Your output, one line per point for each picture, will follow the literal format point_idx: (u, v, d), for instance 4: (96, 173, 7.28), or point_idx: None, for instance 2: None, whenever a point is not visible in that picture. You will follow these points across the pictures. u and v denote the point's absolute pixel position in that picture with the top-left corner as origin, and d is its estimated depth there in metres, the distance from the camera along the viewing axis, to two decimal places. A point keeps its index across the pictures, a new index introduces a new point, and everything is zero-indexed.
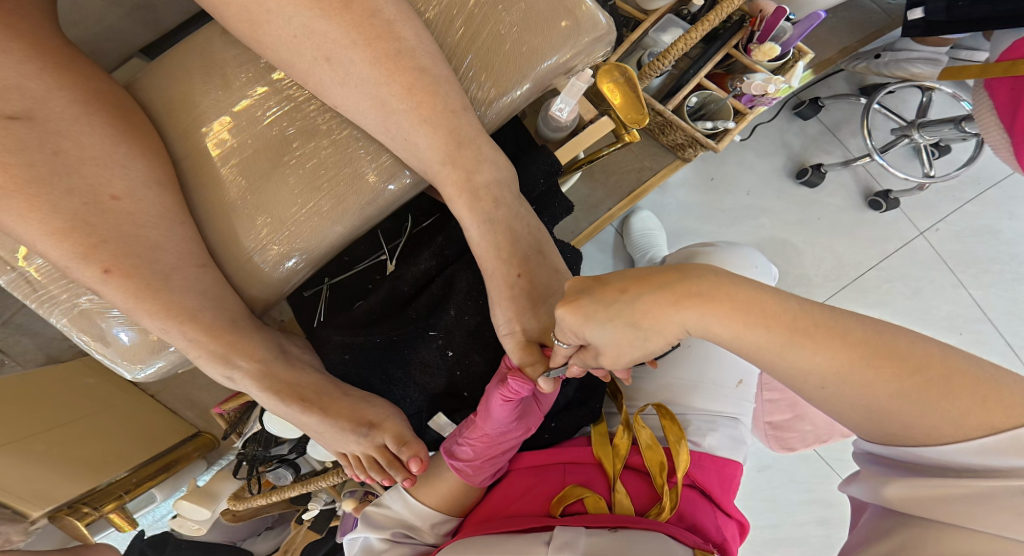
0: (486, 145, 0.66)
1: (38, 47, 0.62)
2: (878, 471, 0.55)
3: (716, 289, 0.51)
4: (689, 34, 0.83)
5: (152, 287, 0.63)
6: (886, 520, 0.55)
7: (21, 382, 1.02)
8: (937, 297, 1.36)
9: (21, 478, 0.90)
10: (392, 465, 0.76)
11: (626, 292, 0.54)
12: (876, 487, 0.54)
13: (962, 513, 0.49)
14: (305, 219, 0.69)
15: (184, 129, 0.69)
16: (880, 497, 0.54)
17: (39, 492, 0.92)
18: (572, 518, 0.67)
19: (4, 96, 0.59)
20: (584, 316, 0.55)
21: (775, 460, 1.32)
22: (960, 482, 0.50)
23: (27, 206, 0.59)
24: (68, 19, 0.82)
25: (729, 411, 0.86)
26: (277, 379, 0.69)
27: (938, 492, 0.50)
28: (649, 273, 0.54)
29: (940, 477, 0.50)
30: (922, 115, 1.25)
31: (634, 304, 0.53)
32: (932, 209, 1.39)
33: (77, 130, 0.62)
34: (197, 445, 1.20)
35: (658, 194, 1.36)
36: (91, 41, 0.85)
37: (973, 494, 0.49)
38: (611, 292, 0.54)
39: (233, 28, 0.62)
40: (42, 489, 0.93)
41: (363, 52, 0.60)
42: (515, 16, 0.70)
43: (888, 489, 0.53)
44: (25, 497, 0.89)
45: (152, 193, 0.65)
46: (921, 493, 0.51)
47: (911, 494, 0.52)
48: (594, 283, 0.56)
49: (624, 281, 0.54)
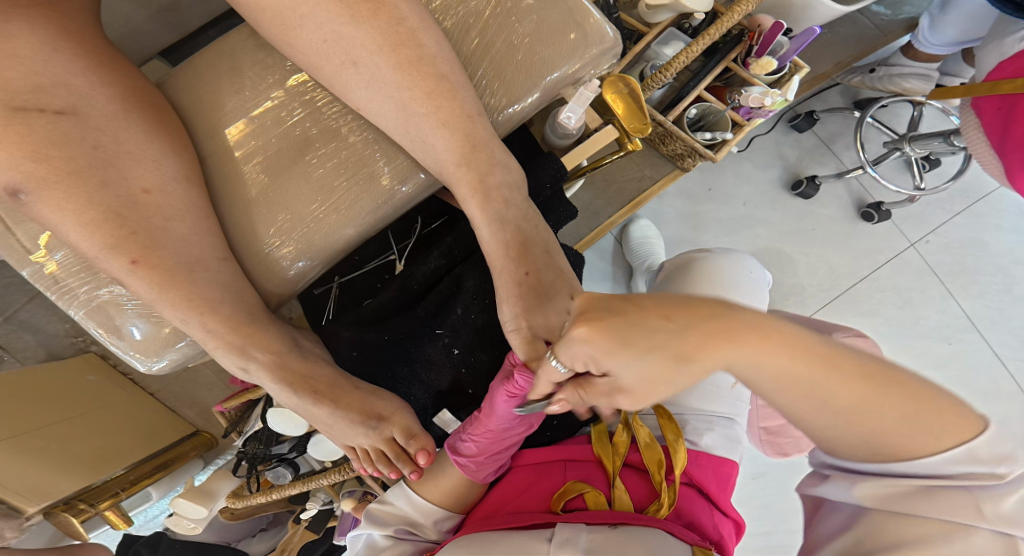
0: (498, 148, 0.69)
1: (81, 46, 0.65)
2: (845, 475, 0.55)
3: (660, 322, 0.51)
4: (690, 47, 0.87)
5: (177, 279, 0.65)
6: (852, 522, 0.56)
7: (22, 379, 1.04)
8: (927, 306, 1.40)
9: (19, 473, 0.91)
10: (400, 458, 0.79)
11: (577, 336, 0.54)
12: (846, 489, 0.55)
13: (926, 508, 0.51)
14: (323, 216, 0.71)
15: (211, 128, 0.72)
16: (844, 494, 0.55)
17: (36, 487, 0.93)
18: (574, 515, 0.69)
19: (52, 92, 0.62)
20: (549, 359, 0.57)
21: (768, 467, 1.35)
22: (925, 484, 0.51)
23: (64, 197, 0.61)
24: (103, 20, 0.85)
25: (724, 412, 0.89)
26: (291, 370, 0.72)
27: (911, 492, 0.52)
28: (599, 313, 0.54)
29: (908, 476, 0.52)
30: (913, 129, 1.30)
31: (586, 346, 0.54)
32: (922, 221, 1.43)
33: (115, 126, 0.65)
34: (195, 443, 1.22)
35: (656, 203, 1.39)
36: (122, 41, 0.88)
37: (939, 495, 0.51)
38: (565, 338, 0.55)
39: (267, 31, 0.65)
40: (38, 485, 0.94)
41: (388, 57, 0.64)
42: (528, 27, 0.73)
43: (859, 490, 0.54)
44: (23, 493, 0.91)
45: (181, 188, 0.67)
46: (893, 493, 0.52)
47: (881, 493, 0.53)
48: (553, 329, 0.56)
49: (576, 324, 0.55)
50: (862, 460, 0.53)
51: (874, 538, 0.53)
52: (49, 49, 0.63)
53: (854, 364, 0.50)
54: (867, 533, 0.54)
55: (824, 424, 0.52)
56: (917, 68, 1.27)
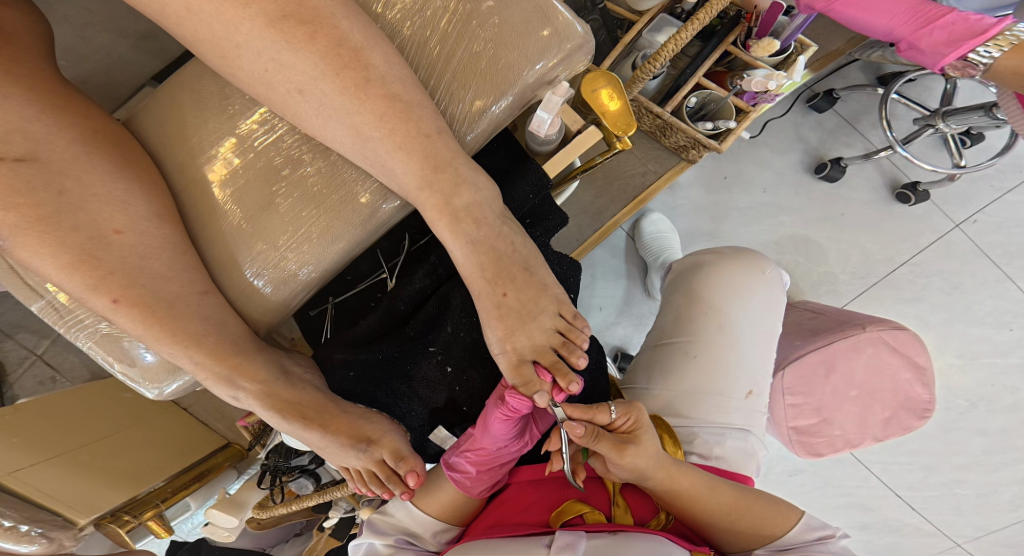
0: (464, 166, 0.67)
1: (35, 91, 0.67)
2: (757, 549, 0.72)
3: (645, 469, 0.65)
4: (679, 33, 0.82)
5: (158, 315, 0.67)
6: None
7: (65, 397, 1.07)
8: (979, 292, 1.29)
9: (67, 488, 0.96)
10: (391, 479, 0.77)
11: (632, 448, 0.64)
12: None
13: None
14: (298, 243, 0.71)
15: (185, 162, 0.73)
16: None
17: (85, 501, 0.97)
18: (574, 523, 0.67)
19: (9, 140, 0.64)
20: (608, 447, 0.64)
21: (806, 465, 1.31)
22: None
23: (40, 244, 0.63)
24: (59, 61, 0.87)
25: (738, 422, 0.82)
26: (279, 398, 0.72)
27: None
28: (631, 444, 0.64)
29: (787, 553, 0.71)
30: (947, 104, 1.18)
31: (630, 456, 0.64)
32: (967, 199, 1.32)
33: (79, 169, 0.66)
34: (228, 454, 1.23)
35: (669, 195, 1.33)
36: (88, 79, 0.90)
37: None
38: (618, 447, 0.64)
39: (210, 63, 0.65)
40: (87, 498, 0.98)
41: (333, 82, 0.63)
42: (488, 32, 0.71)
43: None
44: (74, 505, 0.95)
45: (154, 226, 0.68)
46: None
47: None
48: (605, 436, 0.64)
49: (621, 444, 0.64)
50: (754, 545, 0.72)
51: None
52: (3, 98, 0.64)
53: (730, 489, 0.71)
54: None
55: (730, 534, 0.72)
56: None
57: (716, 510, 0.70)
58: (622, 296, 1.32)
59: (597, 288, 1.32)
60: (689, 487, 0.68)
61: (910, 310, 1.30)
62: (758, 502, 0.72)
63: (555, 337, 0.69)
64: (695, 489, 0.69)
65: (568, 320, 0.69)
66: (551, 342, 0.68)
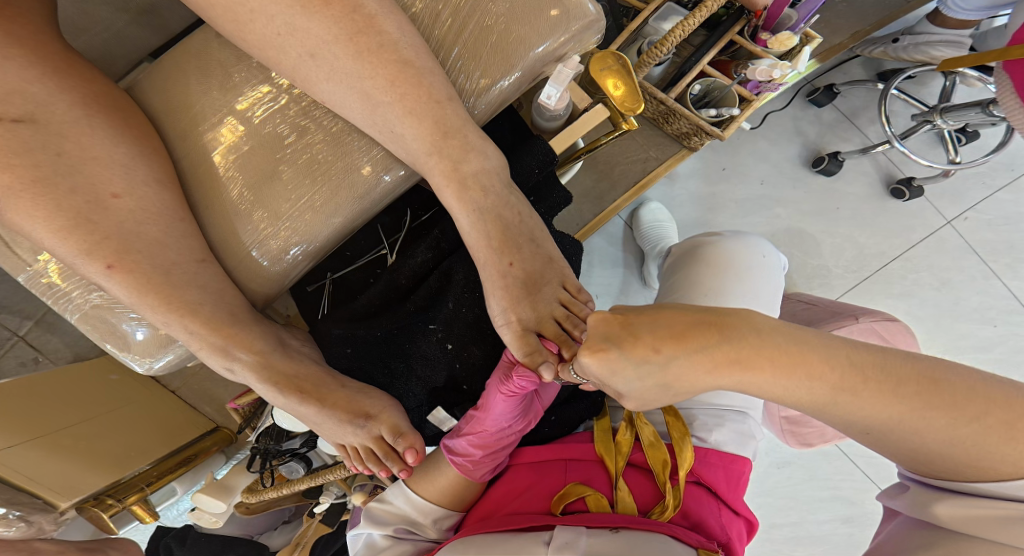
0: (473, 134, 0.67)
1: (36, 52, 0.65)
2: (926, 488, 0.57)
3: (752, 354, 0.55)
4: (687, 20, 0.81)
5: (154, 282, 0.65)
6: (921, 531, 0.58)
7: (48, 380, 1.04)
8: (968, 288, 1.31)
9: (48, 470, 0.92)
10: (389, 457, 0.77)
11: (660, 352, 0.56)
12: (925, 504, 0.56)
13: (1007, 533, 0.52)
14: (300, 212, 0.70)
15: (184, 128, 0.71)
16: (919, 505, 0.57)
17: (66, 484, 0.94)
18: (573, 518, 0.65)
19: (8, 101, 0.62)
20: (611, 365, 0.58)
21: (794, 457, 1.31)
22: (971, 522, 0.54)
23: (34, 205, 0.62)
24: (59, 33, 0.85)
25: (737, 406, 0.82)
26: (276, 371, 0.71)
27: (991, 512, 0.53)
28: (687, 331, 0.56)
29: (985, 499, 0.53)
30: (944, 100, 1.19)
31: (667, 364, 0.56)
32: (960, 196, 1.34)
33: (78, 131, 0.64)
34: (217, 438, 1.21)
35: (667, 185, 1.34)
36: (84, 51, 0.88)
37: (1010, 516, 0.52)
38: (643, 350, 0.56)
39: (221, 28, 0.65)
40: (68, 481, 0.95)
41: (346, 46, 0.62)
42: (501, 7, 0.71)
43: (938, 506, 0.56)
44: (53, 488, 0.92)
45: (152, 191, 0.67)
46: (976, 513, 0.53)
47: (962, 512, 0.54)
48: (624, 335, 0.58)
49: (659, 339, 0.56)
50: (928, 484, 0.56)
51: (941, 547, 0.55)
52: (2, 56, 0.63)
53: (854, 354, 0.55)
54: (938, 543, 0.56)
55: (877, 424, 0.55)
56: (947, 34, 1.15)
57: (845, 402, 0.54)
58: (619, 284, 1.31)
59: (594, 275, 1.32)
60: (775, 374, 0.55)
61: (899, 305, 1.31)
62: (919, 394, 0.52)
63: (558, 309, 0.68)
64: (782, 381, 0.55)
65: (571, 293, 0.70)
66: (554, 313, 0.68)
